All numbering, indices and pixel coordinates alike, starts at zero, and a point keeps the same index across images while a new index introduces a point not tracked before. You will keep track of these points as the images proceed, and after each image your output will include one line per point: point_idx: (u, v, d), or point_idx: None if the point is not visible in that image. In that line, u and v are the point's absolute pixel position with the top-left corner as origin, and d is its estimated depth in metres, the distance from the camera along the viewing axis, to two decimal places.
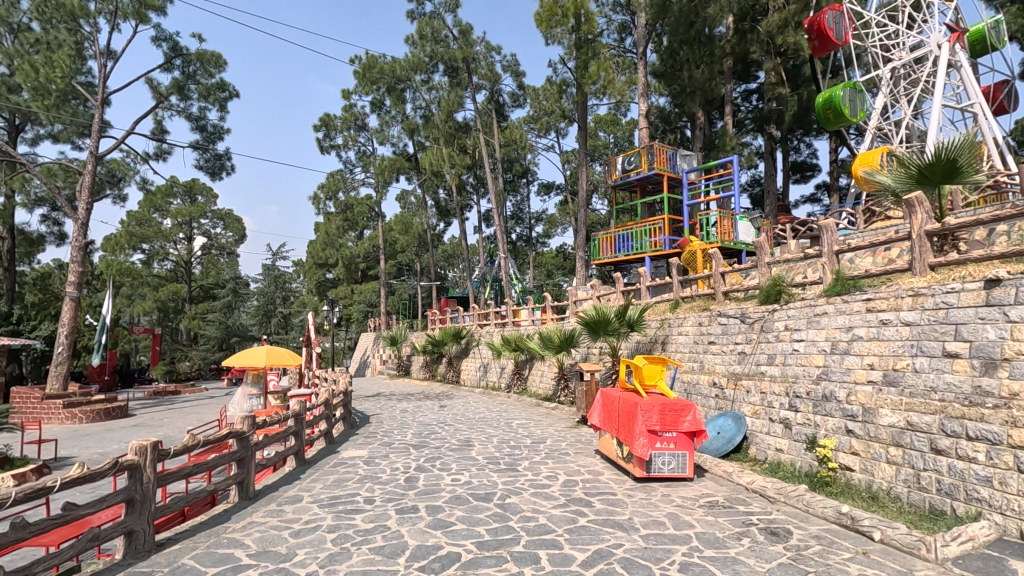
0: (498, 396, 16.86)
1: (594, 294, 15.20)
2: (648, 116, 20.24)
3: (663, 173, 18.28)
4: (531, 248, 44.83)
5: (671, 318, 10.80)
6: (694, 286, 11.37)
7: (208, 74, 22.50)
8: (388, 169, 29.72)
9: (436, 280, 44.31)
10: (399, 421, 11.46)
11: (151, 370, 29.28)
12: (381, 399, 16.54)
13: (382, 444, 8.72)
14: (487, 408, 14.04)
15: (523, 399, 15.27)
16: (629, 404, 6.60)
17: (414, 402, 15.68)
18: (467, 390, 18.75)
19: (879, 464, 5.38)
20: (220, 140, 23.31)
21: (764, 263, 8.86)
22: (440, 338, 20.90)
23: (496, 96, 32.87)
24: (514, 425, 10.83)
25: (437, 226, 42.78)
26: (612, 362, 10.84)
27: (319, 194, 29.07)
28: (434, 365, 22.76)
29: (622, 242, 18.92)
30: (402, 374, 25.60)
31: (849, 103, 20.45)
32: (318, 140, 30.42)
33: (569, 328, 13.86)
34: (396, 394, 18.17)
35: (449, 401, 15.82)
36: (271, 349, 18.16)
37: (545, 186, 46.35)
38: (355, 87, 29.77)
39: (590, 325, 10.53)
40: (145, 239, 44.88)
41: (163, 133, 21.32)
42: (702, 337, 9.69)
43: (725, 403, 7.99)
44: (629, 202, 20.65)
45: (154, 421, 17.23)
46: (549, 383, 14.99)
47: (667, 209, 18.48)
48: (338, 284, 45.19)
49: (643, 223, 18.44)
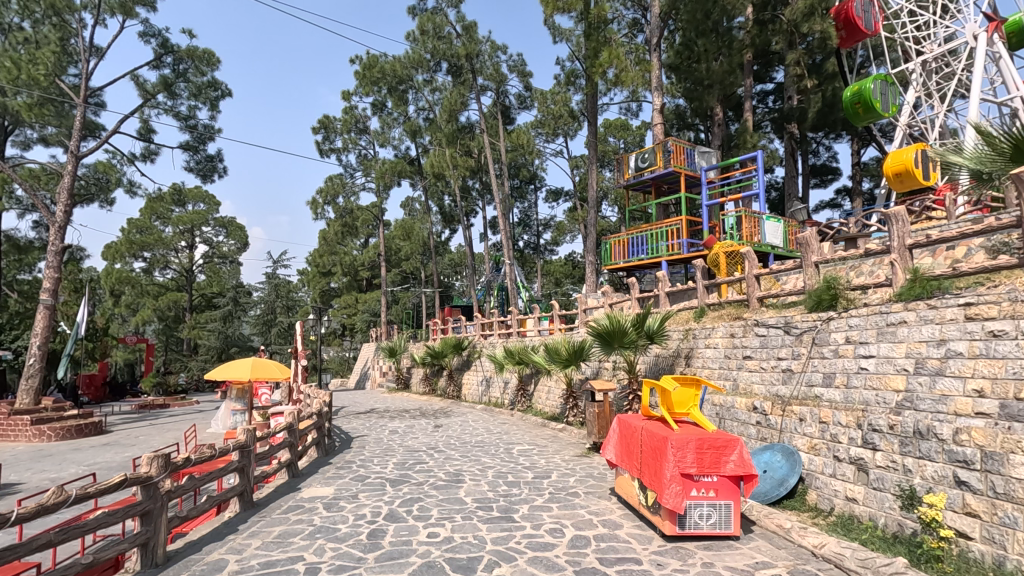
0: (500, 413, 15.41)
1: (606, 302, 13.77)
2: (662, 111, 18.90)
3: (680, 171, 16.84)
4: (538, 256, 43.52)
5: (696, 329, 9.34)
6: (721, 291, 9.94)
7: (199, 71, 21.50)
8: (388, 173, 28.60)
9: (441, 289, 43.01)
10: (384, 446, 10.04)
11: (142, 383, 28.08)
12: (372, 417, 15.14)
13: (354, 479, 7.31)
14: (486, 429, 12.58)
15: (527, 418, 13.82)
16: (655, 439, 5.18)
17: (408, 420, 14.26)
18: (468, 406, 17.30)
19: (1014, 535, 3.89)
20: (211, 141, 22.26)
21: (810, 263, 7.44)
22: (440, 349, 19.52)
23: (502, 98, 31.76)
24: (515, 451, 9.40)
25: (442, 233, 41.62)
26: (628, 380, 9.38)
27: (317, 198, 27.91)
28: (434, 379, 21.35)
29: (636, 246, 17.49)
30: (402, 387, 24.24)
31: (880, 96, 18.99)
32: (318, 143, 29.40)
33: (578, 340, 12.43)
34: (390, 410, 16.76)
35: (446, 419, 14.39)
36: (257, 361, 16.87)
37: (554, 192, 45.08)
38: (356, 88, 28.79)
39: (602, 337, 9.09)
40: (145, 247, 44.14)
41: (149, 133, 20.32)
42: (736, 351, 8.23)
43: (769, 433, 6.51)
44: (642, 203, 19.24)
45: (128, 439, 15.91)
46: (556, 400, 13.53)
47: (684, 210, 17.06)
48: (341, 293, 44.08)
49: (659, 226, 17.01)
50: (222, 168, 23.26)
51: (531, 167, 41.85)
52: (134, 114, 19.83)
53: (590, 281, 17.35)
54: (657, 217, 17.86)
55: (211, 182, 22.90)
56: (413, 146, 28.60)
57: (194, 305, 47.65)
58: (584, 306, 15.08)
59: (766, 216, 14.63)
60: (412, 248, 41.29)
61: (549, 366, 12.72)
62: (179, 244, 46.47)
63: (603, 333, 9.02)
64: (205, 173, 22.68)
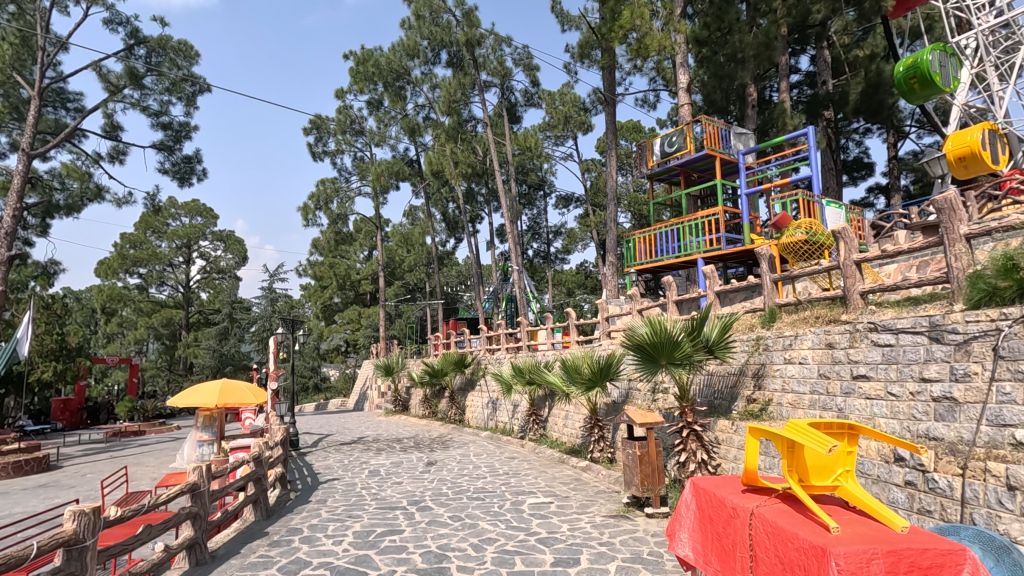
0: (508, 443, 12.96)
1: (633, 308, 11.34)
2: (690, 90, 16.60)
3: (715, 154, 14.42)
4: (549, 266, 41.24)
5: (768, 338, 6.91)
6: (797, 288, 7.52)
7: (173, 63, 19.64)
8: (384, 174, 26.27)
9: (446, 302, 40.81)
10: (353, 499, 7.61)
11: (119, 407, 25.88)
12: (356, 449, 12.75)
13: (284, 571, 4.89)
14: (490, 467, 10.09)
15: (540, 452, 11.35)
16: (789, 547, 2.73)
17: (397, 454, 11.85)
18: (471, 434, 14.88)
19: None
20: (188, 139, 20.25)
21: (957, 237, 5.04)
22: (439, 367, 17.19)
23: (508, 95, 29.68)
24: (526, 507, 6.95)
25: (446, 243, 39.50)
26: (679, 408, 6.90)
27: (308, 204, 25.77)
28: (434, 401, 18.95)
29: (665, 241, 15.08)
30: (400, 410, 21.84)
31: (940, 69, 16.49)
32: (310, 146, 27.41)
33: (603, 355, 9.98)
34: (380, 439, 14.38)
35: (443, 452, 11.93)
36: (226, 383, 14.56)
37: (564, 198, 42.90)
38: (350, 86, 26.86)
39: (643, 352, 6.67)
40: (139, 263, 42.51)
41: (116, 130, 18.39)
42: (839, 367, 5.79)
43: (950, 506, 4.26)
44: (668, 196, 16.84)
45: (75, 477, 13.62)
46: (576, 429, 11.07)
47: (720, 200, 14.63)
48: (343, 308, 42.03)
49: (693, 217, 14.61)
50: (202, 170, 21.30)
51: (539, 171, 39.77)
52: (98, 109, 17.90)
53: (610, 286, 14.92)
54: (687, 209, 15.48)
55: (189, 186, 20.92)
56: (413, 145, 26.47)
57: (191, 322, 45.80)
58: (605, 314, 12.63)
59: (826, 198, 12.19)
60: (416, 259, 39.17)
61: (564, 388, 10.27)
62: (174, 259, 44.74)
63: (644, 346, 6.58)
64: (183, 176, 20.71)
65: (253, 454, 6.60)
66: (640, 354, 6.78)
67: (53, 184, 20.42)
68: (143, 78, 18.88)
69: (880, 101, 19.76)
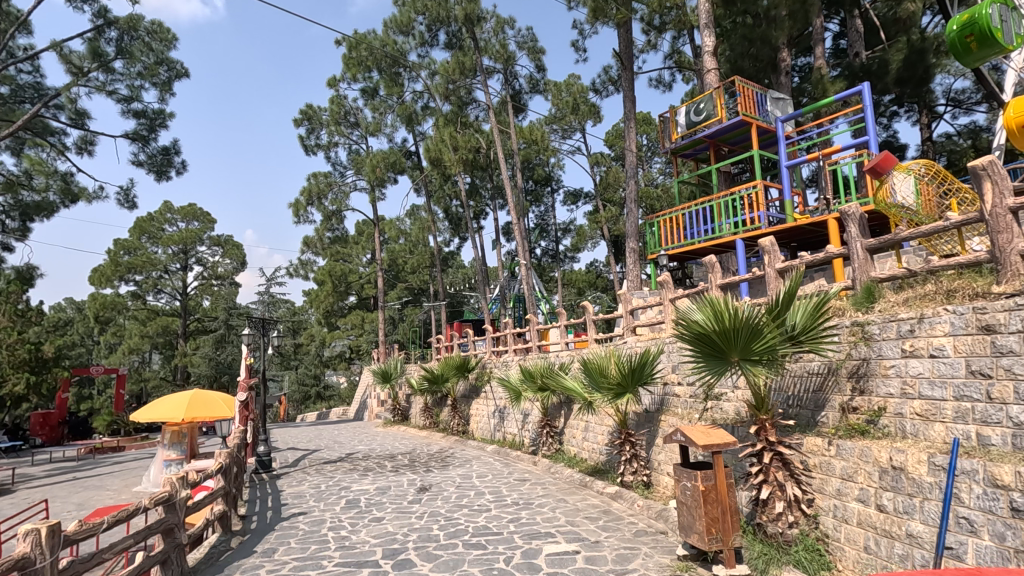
0: (518, 460, 11.07)
1: (664, 297, 9.44)
2: (716, 55, 14.70)
3: (751, 121, 12.46)
4: (558, 264, 39.41)
5: (874, 325, 4.97)
6: (902, 256, 5.59)
7: (145, 44, 17.99)
8: (380, 165, 24.39)
9: (452, 305, 39.06)
10: (316, 547, 5.79)
11: (101, 422, 24.21)
12: (341, 469, 10.93)
13: None
14: (496, 493, 8.19)
15: (555, 473, 9.41)
16: None
17: (385, 476, 10.00)
18: (476, 448, 13.02)
19: None
20: (164, 128, 18.62)
21: None
22: (439, 372, 15.33)
23: (512, 82, 27.98)
24: (543, 564, 5.03)
25: (450, 242, 37.78)
26: (754, 425, 4.96)
27: (299, 200, 24.02)
28: (436, 410, 17.11)
29: (697, 222, 13.11)
30: (400, 421, 20.03)
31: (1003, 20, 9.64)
32: (302, 138, 25.76)
33: (634, 353, 8.05)
34: (371, 456, 12.54)
35: (440, 473, 10.06)
36: (196, 394, 12.83)
37: (573, 194, 41.10)
38: (344, 73, 25.28)
39: (706, 346, 4.73)
40: (133, 270, 41.12)
41: (82, 117, 16.81)
42: (1009, 362, 3.94)
43: None
44: (693, 175, 14.92)
45: (22, 504, 11.89)
46: (599, 444, 9.17)
47: (758, 174, 12.66)
48: (346, 313, 40.53)
49: (728, 193, 12.65)
50: (181, 162, 19.69)
51: (546, 166, 38.05)
52: (60, 95, 16.32)
53: (632, 277, 12.97)
54: (718, 186, 13.54)
55: (167, 180, 19.30)
56: (411, 135, 24.74)
57: (189, 330, 44.30)
58: (628, 308, 10.74)
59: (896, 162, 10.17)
60: (419, 260, 37.47)
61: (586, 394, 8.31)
62: (171, 266, 43.33)
63: (707, 337, 4.64)
64: (159, 169, 19.09)
65: (160, 498, 4.70)
66: (701, 348, 4.83)
67: (18, 180, 18.83)
68: (111, 61, 17.30)
69: (926, 68, 17.59)
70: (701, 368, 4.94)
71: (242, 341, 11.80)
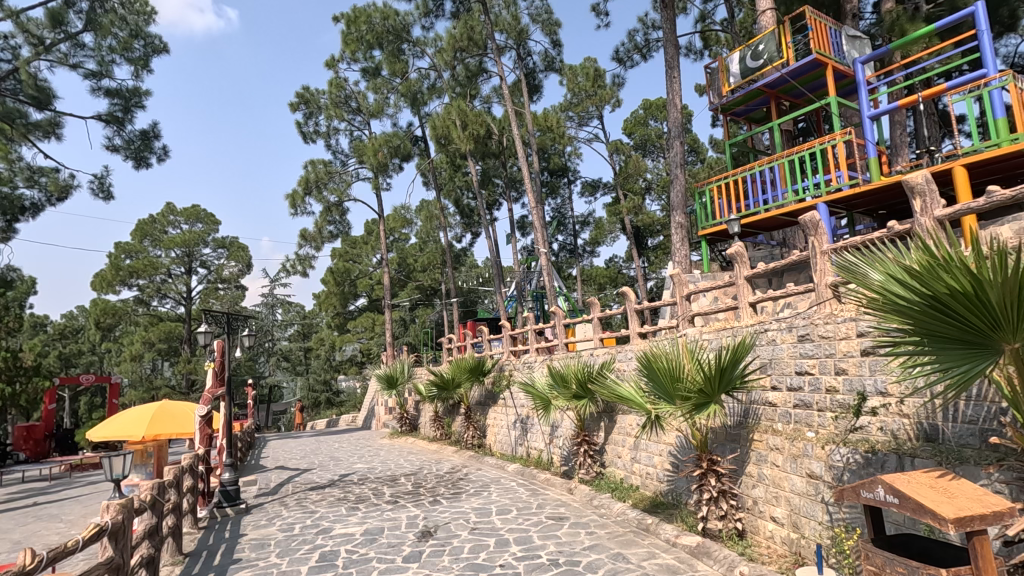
0: (547, 485, 8.87)
1: (740, 277, 7.22)
2: None
3: (827, 61, 10.09)
4: (577, 260, 37.17)
5: None
6: None
7: (116, 14, 16.07)
8: (382, 150, 22.30)
9: (465, 305, 36.97)
10: None
11: None
12: (326, 500, 8.78)
13: None
14: (526, 543, 5.95)
15: (599, 509, 7.16)
16: None
17: (378, 512, 7.83)
18: (495, 468, 10.82)
19: None
20: (140, 109, 16.74)
21: None
22: (450, 377, 13.20)
23: (525, 61, 25.80)
24: None
25: (462, 238, 35.67)
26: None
27: (296, 190, 22.00)
28: (447, 419, 14.96)
29: (759, 189, 10.80)
30: (409, 431, 17.93)
31: None
32: (299, 125, 23.83)
33: (710, 350, 5.83)
34: (369, 479, 10.40)
35: (450, 506, 7.88)
36: (162, 407, 10.83)
37: (590, 184, 38.84)
38: (342, 53, 23.42)
39: (965, 321, 2.70)
40: (135, 275, 39.52)
41: (45, 95, 15.00)
42: None
43: None
44: (746, 136, 12.55)
45: None
46: (661, 471, 6.95)
47: (837, 125, 10.24)
48: (356, 317, 38.75)
49: (799, 150, 10.32)
50: (163, 148, 17.81)
51: (562, 155, 35.87)
52: (18, 70, 14.50)
53: (679, 258, 10.77)
54: (780, 146, 11.27)
55: (147, 168, 17.43)
56: (416, 117, 22.65)
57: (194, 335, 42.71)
58: (684, 293, 8.52)
59: None
60: (430, 258, 35.39)
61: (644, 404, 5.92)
62: (174, 269, 41.90)
63: (979, 298, 2.59)
64: (138, 155, 17.22)
65: None
66: (951, 323, 2.78)
67: None
68: (78, 33, 15.42)
69: None
70: (928, 348, 2.94)
71: (203, 342, 9.51)
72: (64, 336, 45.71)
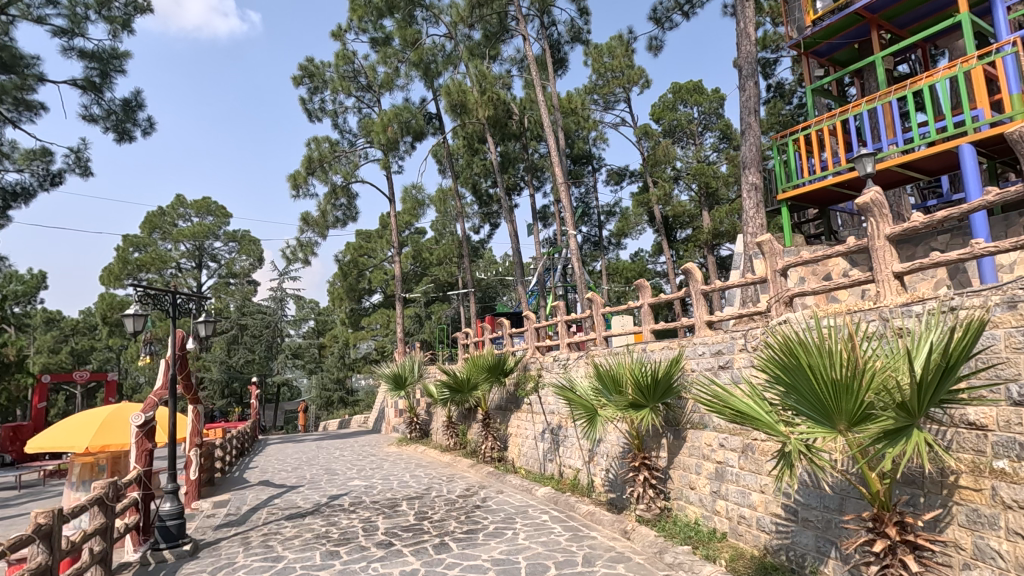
0: (591, 524, 6.70)
1: (877, 242, 5.03)
2: None
3: None
4: (602, 253, 34.82)
5: None
6: None
7: None
8: (392, 126, 20.24)
9: (484, 300, 34.92)
10: None
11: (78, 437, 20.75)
12: (301, 538, 6.72)
13: None
14: None
15: (675, 571, 4.97)
16: None
17: (362, 561, 5.74)
18: (521, 491, 8.69)
19: None
20: (120, 75, 14.91)
21: None
22: (465, 377, 11.15)
23: (551, 31, 23.48)
24: None
25: (481, 229, 33.61)
26: None
27: (298, 170, 20.06)
28: (463, 426, 12.90)
29: (859, 137, 8.46)
30: (419, 438, 15.91)
31: None
32: (303, 102, 21.94)
33: (872, 347, 3.55)
34: (363, 504, 8.36)
35: (460, 555, 5.71)
36: (118, 412, 8.99)
37: (616, 172, 36.49)
38: (350, 21, 21.54)
39: None
40: (143, 269, 38.18)
41: (9, 55, 13.26)
42: None
43: None
44: (829, 81, 10.16)
45: None
46: (780, 523, 4.79)
47: (973, 45, 7.72)
48: (371, 313, 37.06)
49: (917, 84, 7.83)
50: (148, 121, 15.99)
51: (586, 141, 33.57)
52: None
53: (753, 228, 8.59)
54: (883, 85, 8.83)
55: (130, 142, 15.62)
56: (430, 90, 20.51)
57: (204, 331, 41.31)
58: (779, 265, 6.28)
59: None
60: (446, 251, 33.37)
61: (779, 423, 3.53)
62: (184, 263, 40.74)
63: None
64: (120, 128, 15.44)
65: None
66: None
67: None
68: None
69: None
70: None
71: (134, 328, 7.11)
72: (76, 332, 44.84)
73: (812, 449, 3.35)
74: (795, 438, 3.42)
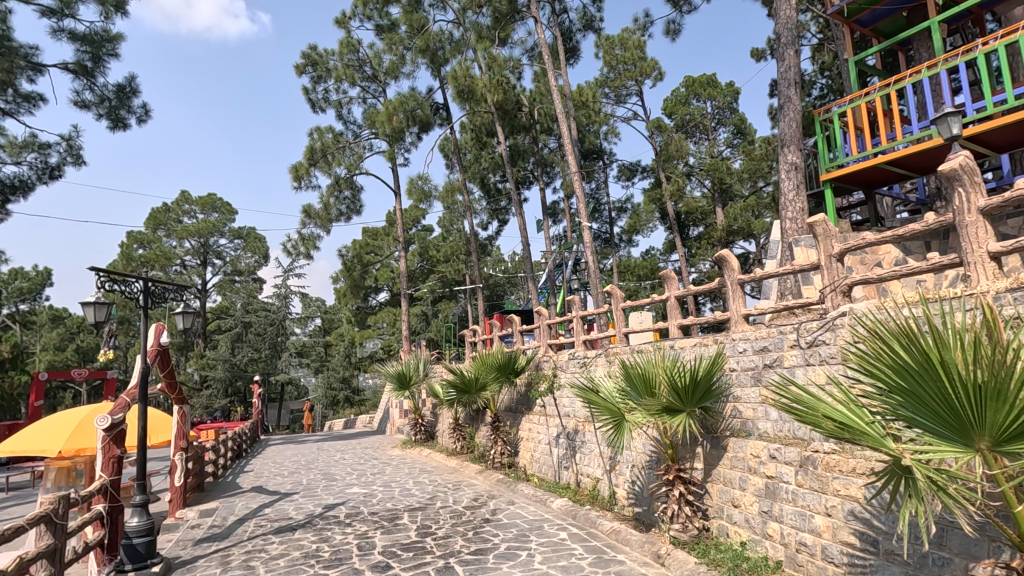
0: (615, 544, 5.88)
1: (967, 214, 4.15)
2: None
3: None
4: (613, 250, 33.95)
5: None
6: None
7: None
8: (397, 115, 19.45)
9: (492, 298, 34.15)
10: None
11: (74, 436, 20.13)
12: (286, 557, 5.95)
13: None
14: None
15: None
16: None
17: None
18: (534, 502, 7.89)
19: None
20: (113, 59, 14.25)
21: None
22: (473, 376, 10.37)
23: (562, 19, 22.66)
24: None
25: (489, 225, 32.85)
26: None
27: (301, 161, 19.36)
28: (470, 429, 12.12)
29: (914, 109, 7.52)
30: (424, 440, 15.16)
31: None
32: (306, 91, 21.24)
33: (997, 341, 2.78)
34: (360, 514, 7.61)
35: None
36: (97, 413, 8.27)
37: (628, 167, 35.60)
38: (354, 8, 20.84)
39: None
40: (147, 265, 37.73)
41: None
42: None
43: None
44: (872, 52, 9.26)
45: None
46: (858, 557, 3.95)
47: None
48: (377, 311, 36.42)
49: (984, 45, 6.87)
50: (143, 108, 15.34)
51: (597, 135, 32.73)
52: None
53: (792, 213, 7.78)
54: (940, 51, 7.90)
55: (124, 130, 14.98)
56: (437, 78, 19.76)
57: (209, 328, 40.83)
58: (835, 249, 5.46)
59: None
60: (453, 248, 32.64)
61: (887, 437, 2.70)
62: (189, 260, 40.23)
63: None
64: (113, 115, 14.80)
65: None
66: None
67: None
68: None
69: None
70: None
71: (94, 318, 6.21)
72: (81, 329, 44.50)
73: (939, 474, 2.55)
74: (914, 459, 2.60)
